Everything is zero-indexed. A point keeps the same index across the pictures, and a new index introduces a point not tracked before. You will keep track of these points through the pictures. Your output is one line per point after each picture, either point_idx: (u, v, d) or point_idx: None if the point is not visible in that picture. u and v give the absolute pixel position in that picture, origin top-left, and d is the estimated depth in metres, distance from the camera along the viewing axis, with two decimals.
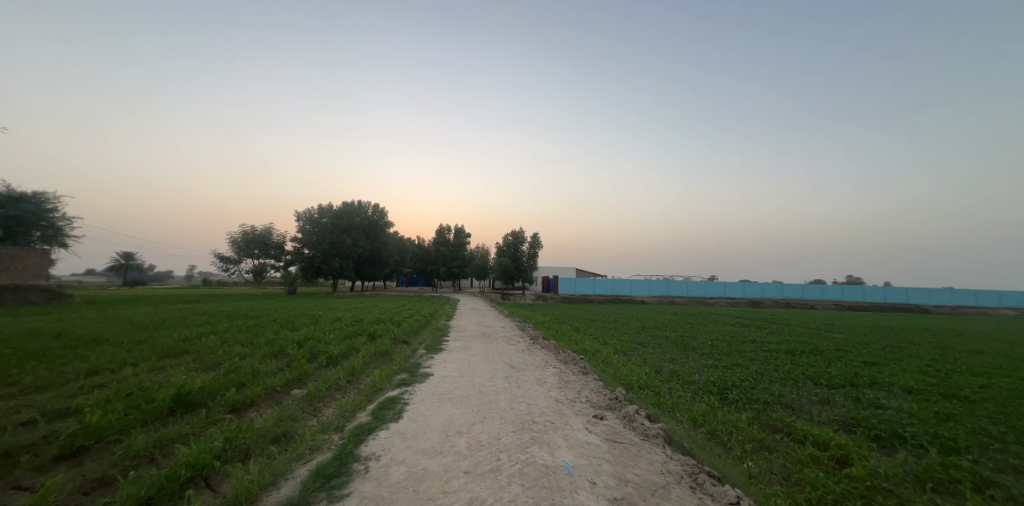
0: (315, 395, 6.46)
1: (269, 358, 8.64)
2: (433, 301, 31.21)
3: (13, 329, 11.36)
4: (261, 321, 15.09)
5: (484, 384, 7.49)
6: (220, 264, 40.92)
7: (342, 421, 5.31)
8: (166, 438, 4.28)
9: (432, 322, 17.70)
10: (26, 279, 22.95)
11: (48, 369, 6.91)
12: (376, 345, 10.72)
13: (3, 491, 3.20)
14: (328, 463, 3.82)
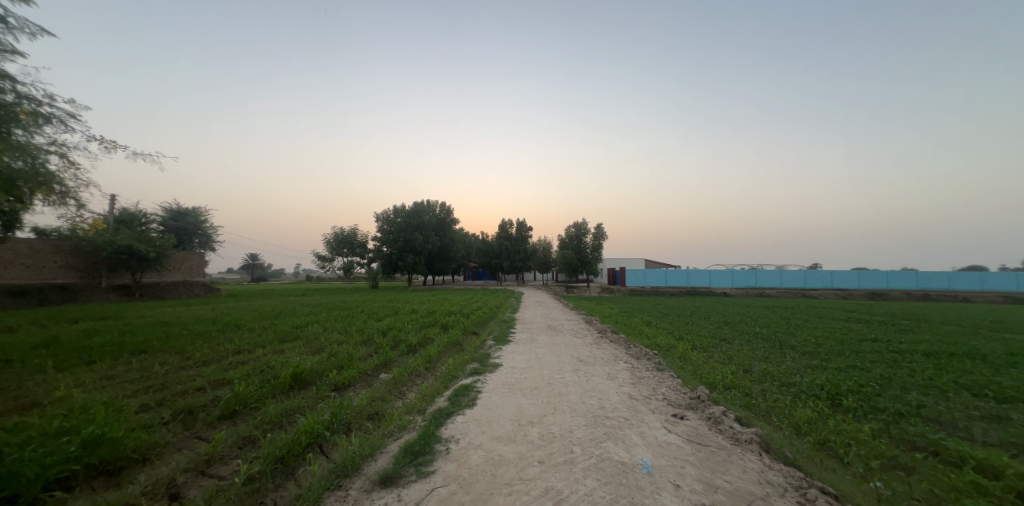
0: (400, 380, 7.15)
1: (360, 345, 9.79)
2: (498, 294, 32.14)
3: (185, 316, 14.60)
4: (353, 312, 17.10)
5: (553, 377, 7.53)
6: (318, 263, 47.03)
7: (423, 404, 5.80)
8: (290, 409, 5.13)
9: (498, 314, 18.20)
10: (200, 275, 29.39)
11: (209, 347, 8.77)
12: (450, 335, 11.46)
13: (189, 440, 4.17)
14: (414, 442, 4.20)
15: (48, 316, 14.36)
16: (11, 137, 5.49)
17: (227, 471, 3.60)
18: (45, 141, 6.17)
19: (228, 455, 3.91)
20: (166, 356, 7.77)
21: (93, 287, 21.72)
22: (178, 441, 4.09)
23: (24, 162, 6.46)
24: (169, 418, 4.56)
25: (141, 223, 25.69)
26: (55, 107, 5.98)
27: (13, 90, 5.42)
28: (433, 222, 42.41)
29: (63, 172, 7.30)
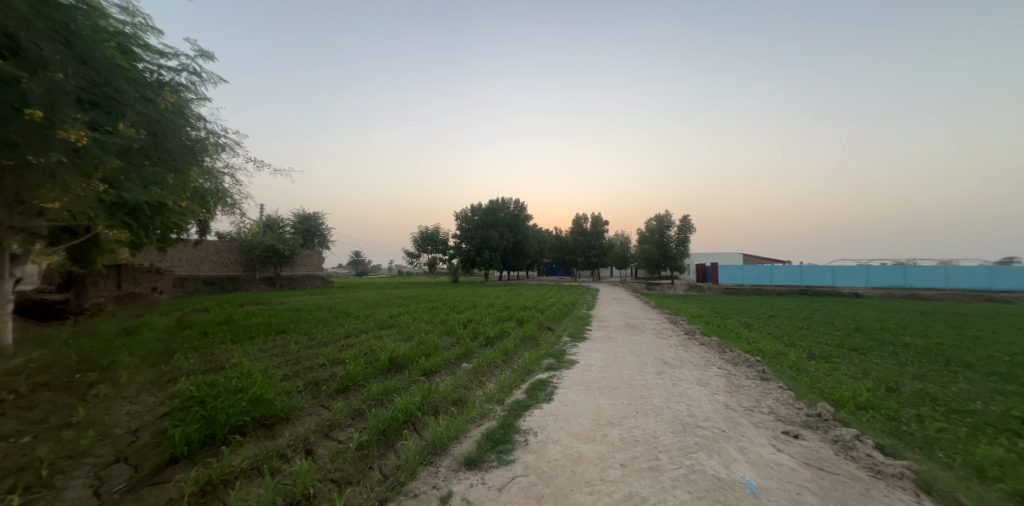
0: (480, 370, 7.50)
1: (444, 335, 10.55)
2: (573, 291, 31.64)
3: (310, 303, 17.55)
4: (437, 305, 18.54)
5: (633, 378, 7.14)
6: (407, 259, 51.85)
7: (502, 395, 6.00)
8: (390, 389, 5.76)
9: (573, 311, 17.89)
10: (320, 269, 34.85)
11: (326, 330, 10.36)
12: (526, 330, 11.66)
13: (316, 406, 4.98)
14: (495, 430, 4.38)
15: (221, 301, 18.55)
16: (203, 164, 7.14)
17: (344, 436, 4.21)
18: (223, 164, 7.93)
19: (344, 423, 4.55)
20: (297, 336, 9.40)
21: (249, 279, 27.35)
22: (309, 407, 4.92)
23: (213, 185, 8.43)
24: (302, 388, 5.52)
25: (278, 227, 31.40)
26: (228, 139, 7.55)
27: (205, 128, 6.93)
28: (507, 219, 43.39)
29: (233, 188, 9.29)
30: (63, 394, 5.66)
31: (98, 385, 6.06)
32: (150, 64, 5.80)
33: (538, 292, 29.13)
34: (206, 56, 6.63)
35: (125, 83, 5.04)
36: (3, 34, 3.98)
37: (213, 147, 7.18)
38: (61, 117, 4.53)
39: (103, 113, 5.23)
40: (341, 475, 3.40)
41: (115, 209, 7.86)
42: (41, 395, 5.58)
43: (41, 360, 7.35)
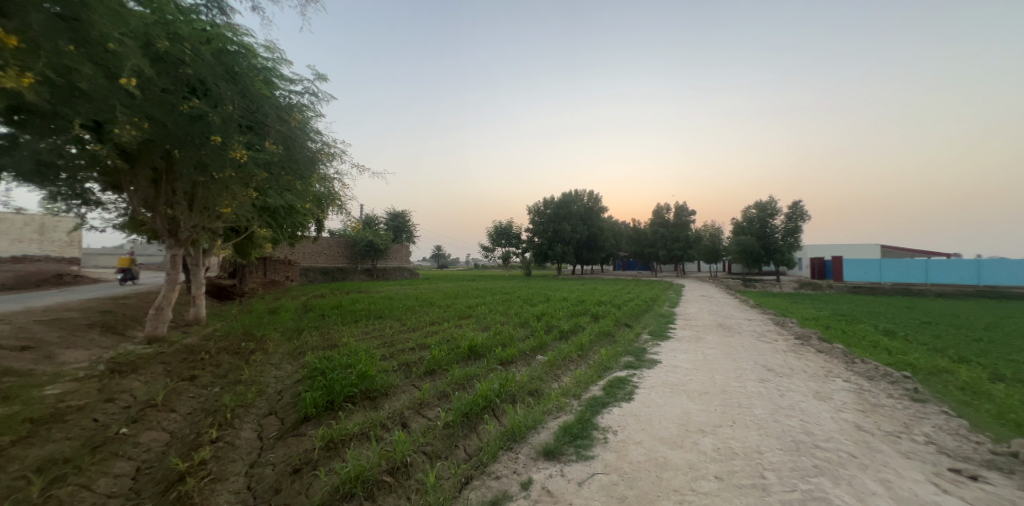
0: (555, 363, 7.47)
1: (519, 327, 10.74)
2: (653, 286, 29.59)
3: (401, 292, 19.45)
4: (512, 297, 19.01)
5: (726, 384, 6.41)
6: (483, 253, 54.12)
7: (579, 390, 5.89)
8: (471, 375, 6.05)
9: (654, 307, 16.72)
10: (408, 262, 38.38)
11: (414, 318, 11.36)
12: (601, 326, 11.25)
13: (409, 385, 5.52)
14: (572, 423, 4.33)
15: (333, 289, 21.69)
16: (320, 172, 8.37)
17: (433, 414, 4.58)
18: (334, 171, 9.26)
19: (432, 402, 4.93)
20: (391, 322, 10.50)
21: (352, 269, 31.50)
22: (403, 385, 5.47)
23: (328, 188, 9.79)
24: (397, 367, 6.19)
25: (374, 224, 35.36)
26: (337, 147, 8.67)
27: (321, 140, 8.05)
28: (581, 212, 42.23)
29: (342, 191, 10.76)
30: (234, 357, 7.25)
31: (255, 352, 7.63)
32: (285, 90, 6.87)
33: (614, 286, 27.92)
34: (319, 78, 7.73)
35: (270, 109, 6.07)
36: (197, 81, 5.12)
37: (328, 156, 8.41)
38: (231, 140, 5.74)
39: (255, 134, 6.46)
40: (431, 449, 3.71)
41: (263, 214, 9.78)
42: (220, 356, 7.23)
43: (221, 329, 9.58)
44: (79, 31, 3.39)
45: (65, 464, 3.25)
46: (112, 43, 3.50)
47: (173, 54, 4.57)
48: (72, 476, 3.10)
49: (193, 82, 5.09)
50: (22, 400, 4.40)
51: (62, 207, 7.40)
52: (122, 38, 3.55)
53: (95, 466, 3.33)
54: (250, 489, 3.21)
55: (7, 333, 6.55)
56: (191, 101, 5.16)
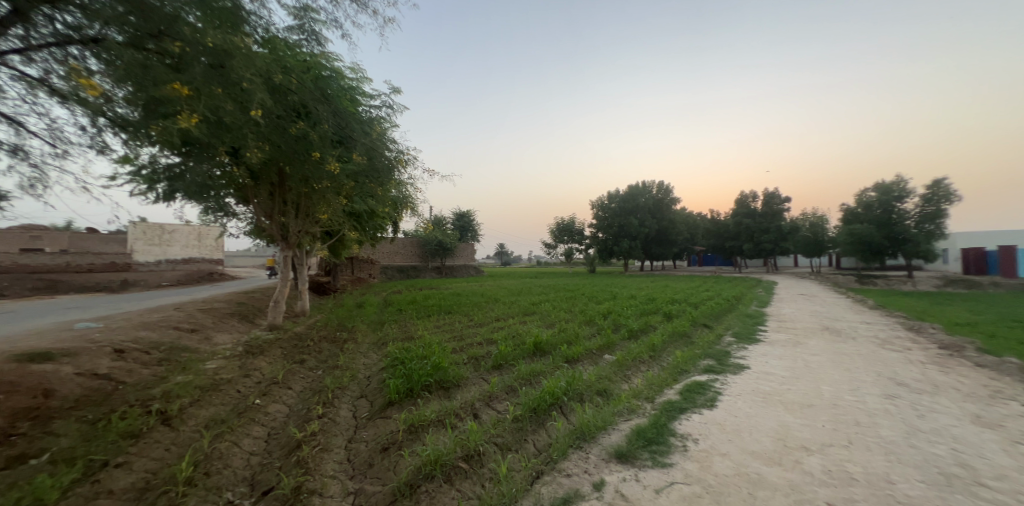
0: (624, 363, 7.01)
1: (585, 325, 10.46)
2: (737, 283, 26.62)
3: (469, 289, 20.23)
4: (577, 294, 18.56)
5: (836, 397, 5.43)
6: (545, 250, 53.93)
7: (652, 392, 5.47)
8: (538, 371, 5.94)
9: (739, 307, 14.96)
10: (474, 260, 39.88)
11: (481, 313, 11.72)
12: (675, 325, 10.30)
13: (479, 377, 5.69)
14: (647, 427, 4.04)
15: (409, 286, 23.38)
16: (396, 177, 9.05)
17: (501, 407, 4.65)
18: (409, 175, 9.94)
19: (501, 396, 5.00)
20: (460, 317, 10.95)
21: (424, 267, 33.67)
22: (473, 377, 5.66)
23: (404, 192, 10.56)
24: (467, 360, 6.43)
25: (442, 224, 37.32)
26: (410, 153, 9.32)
27: (397, 149, 8.75)
28: (649, 205, 39.63)
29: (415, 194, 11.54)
30: (331, 344, 8.20)
31: (348, 341, 8.54)
32: (366, 106, 7.55)
33: (689, 283, 25.71)
34: (394, 90, 8.34)
35: (359, 125, 6.64)
36: (302, 106, 5.75)
37: (403, 162, 9.06)
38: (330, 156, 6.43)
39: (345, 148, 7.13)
40: (502, 441, 3.73)
41: (352, 219, 10.91)
42: (321, 344, 8.23)
43: (321, 320, 10.91)
44: (224, 77, 4.03)
45: (221, 425, 3.97)
46: (245, 83, 4.05)
47: (286, 84, 5.18)
48: (227, 434, 3.78)
49: (299, 107, 5.71)
50: (191, 371, 5.51)
51: (212, 218, 9.08)
52: (253, 78, 4.08)
53: (240, 427, 3.99)
54: (349, 461, 3.56)
55: (179, 318, 8.26)
56: (298, 123, 5.85)
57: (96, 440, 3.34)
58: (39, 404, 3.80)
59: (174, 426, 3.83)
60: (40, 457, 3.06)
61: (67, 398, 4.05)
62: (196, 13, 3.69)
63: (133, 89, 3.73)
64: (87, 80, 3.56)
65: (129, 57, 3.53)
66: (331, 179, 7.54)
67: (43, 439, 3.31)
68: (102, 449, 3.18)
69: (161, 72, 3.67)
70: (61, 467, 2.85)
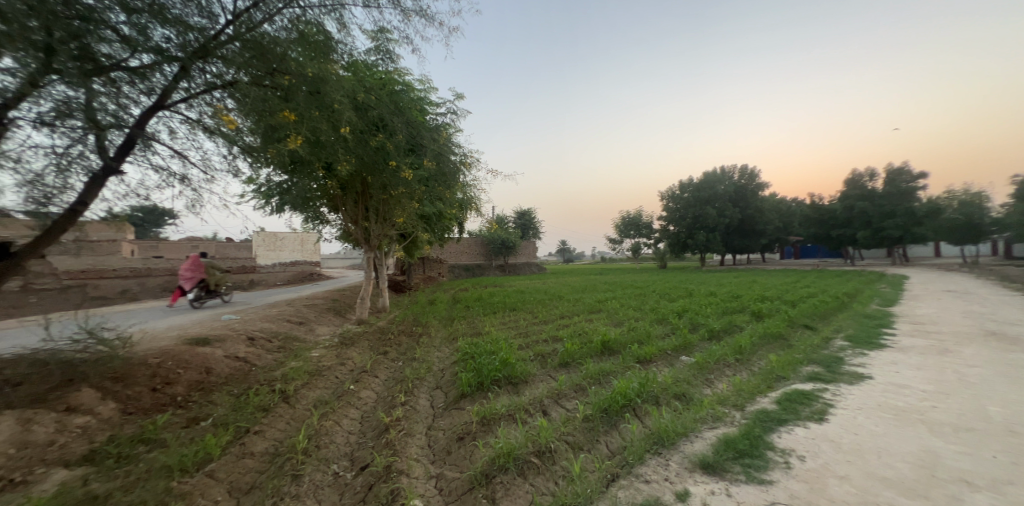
0: (704, 365, 5.88)
1: (657, 324, 9.69)
2: (847, 278, 22.50)
3: (533, 287, 20.23)
4: (646, 291, 17.26)
5: (1007, 422, 4.23)
6: (611, 246, 51.67)
7: (741, 399, 4.27)
8: (606, 370, 5.51)
9: (851, 306, 12.63)
10: (536, 258, 39.91)
11: (546, 311, 11.61)
12: (768, 326, 8.63)
13: (546, 375, 5.60)
14: (736, 437, 3.15)
15: (475, 283, 24.23)
16: (462, 179, 9.41)
17: (571, 405, 4.48)
18: (472, 177, 10.29)
19: (569, 394, 4.79)
20: (524, 314, 10.93)
21: (488, 265, 34.59)
22: (540, 374, 5.60)
23: (468, 194, 10.98)
24: (533, 357, 6.42)
25: (505, 223, 37.97)
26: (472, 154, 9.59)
27: (461, 151, 9.12)
28: (729, 192, 35.59)
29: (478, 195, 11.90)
30: (409, 338, 8.82)
31: (423, 335, 9.11)
32: (433, 114, 8.07)
33: (783, 279, 22.50)
34: (457, 97, 8.76)
35: (427, 132, 7.02)
36: (381, 120, 6.24)
37: (467, 165, 9.39)
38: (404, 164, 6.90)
39: (417, 156, 7.59)
40: (572, 440, 3.56)
41: (424, 221, 11.62)
42: (401, 337, 8.92)
43: (399, 315, 11.81)
44: (320, 101, 4.52)
45: (326, 405, 4.51)
46: (337, 104, 4.55)
47: (366, 102, 5.68)
48: (331, 413, 4.29)
49: (377, 121, 6.19)
50: (301, 357, 6.38)
51: (312, 226, 10.41)
52: (342, 98, 4.59)
53: (341, 409, 4.49)
54: (431, 447, 3.76)
55: (291, 312, 9.64)
56: (378, 136, 6.33)
57: (241, 410, 4.04)
58: (203, 378, 4.72)
59: (292, 403, 4.44)
60: (206, 421, 3.79)
61: (220, 374, 4.97)
62: (298, 50, 4.27)
63: (256, 119, 4.21)
64: (226, 117, 4.03)
65: (254, 94, 4.00)
66: (405, 185, 8.07)
67: (206, 407, 4.09)
68: (245, 418, 3.84)
69: (276, 102, 4.18)
70: (220, 431, 3.51)
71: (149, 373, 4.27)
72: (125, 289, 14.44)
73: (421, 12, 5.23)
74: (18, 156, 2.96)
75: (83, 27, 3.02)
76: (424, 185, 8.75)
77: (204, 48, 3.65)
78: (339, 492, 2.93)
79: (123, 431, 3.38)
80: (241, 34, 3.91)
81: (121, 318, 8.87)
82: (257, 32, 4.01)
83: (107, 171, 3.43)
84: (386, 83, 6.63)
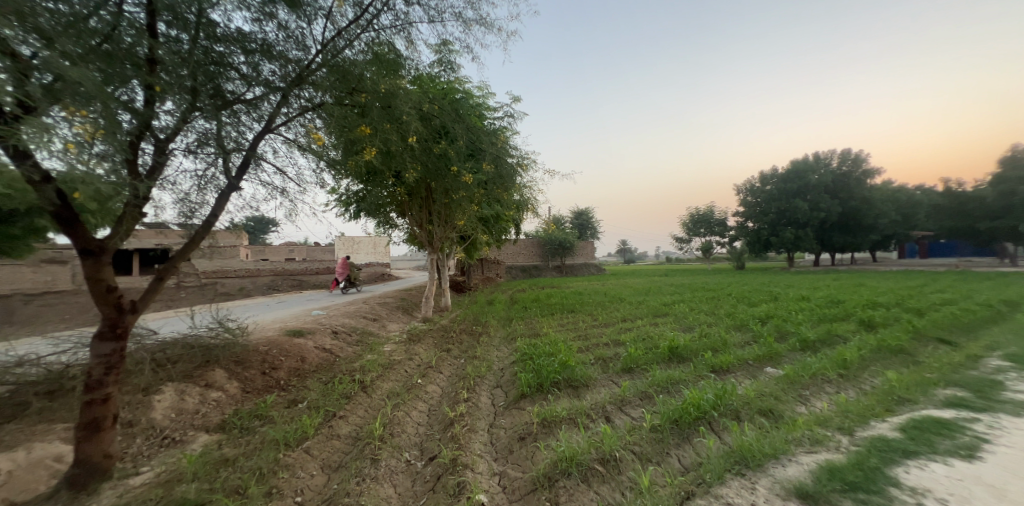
0: (795, 379, 5.21)
1: (734, 330, 8.82)
2: (993, 282, 18.23)
3: (593, 288, 19.69)
4: (719, 295, 15.80)
5: None
6: (677, 245, 48.23)
7: (846, 421, 3.72)
8: (675, 379, 5.15)
9: (999, 315, 10.23)
10: (595, 259, 38.81)
11: (608, 313, 11.23)
12: (879, 338, 7.34)
13: (608, 380, 5.41)
14: (843, 466, 2.74)
15: (533, 284, 24.33)
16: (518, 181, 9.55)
17: (636, 414, 4.28)
18: (528, 179, 10.40)
19: (634, 402, 4.58)
20: (584, 316, 10.73)
21: (546, 266, 34.51)
22: (602, 378, 5.43)
23: (524, 196, 11.12)
24: (593, 360, 6.26)
25: (562, 224, 37.53)
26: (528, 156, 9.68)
27: (517, 154, 9.26)
28: (825, 182, 31.01)
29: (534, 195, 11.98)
30: (469, 337, 9.16)
31: (483, 334, 9.40)
32: (491, 119, 8.29)
33: (898, 282, 18.97)
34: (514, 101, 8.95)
35: (485, 137, 7.26)
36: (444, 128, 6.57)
37: (523, 167, 9.52)
38: None
39: (476, 160, 7.86)
40: (640, 450, 3.40)
41: (483, 223, 11.97)
42: (463, 335, 9.31)
43: (460, 314, 12.32)
44: (391, 114, 4.92)
45: (398, 396, 4.88)
46: (405, 116, 4.92)
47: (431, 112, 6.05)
48: (402, 404, 4.64)
49: (440, 130, 6.52)
50: (375, 351, 6.97)
51: (382, 230, 11.32)
52: (410, 110, 4.97)
53: (410, 401, 4.82)
54: (493, 444, 3.86)
55: (366, 309, 10.61)
56: (441, 143, 6.69)
57: (329, 396, 4.55)
58: (299, 366, 5.40)
59: (369, 393, 4.88)
60: (302, 404, 4.34)
61: (312, 363, 5.65)
62: (373, 69, 4.69)
63: (339, 136, 4.69)
64: (316, 136, 4.51)
65: (338, 113, 4.45)
66: (465, 189, 8.39)
67: (303, 391, 4.68)
68: (332, 403, 4.31)
69: (355, 119, 4.64)
70: (313, 413, 3.99)
71: (260, 359, 5.02)
72: (241, 286, 17.12)
73: (480, 21, 5.41)
74: (174, 180, 3.67)
75: (216, 70, 3.68)
76: (483, 188, 9.04)
77: (300, 76, 4.13)
78: (411, 479, 3.16)
79: (243, 406, 4.03)
80: (327, 60, 4.37)
81: (239, 311, 10.58)
82: (340, 57, 4.45)
83: (231, 188, 4.08)
84: (447, 92, 6.97)
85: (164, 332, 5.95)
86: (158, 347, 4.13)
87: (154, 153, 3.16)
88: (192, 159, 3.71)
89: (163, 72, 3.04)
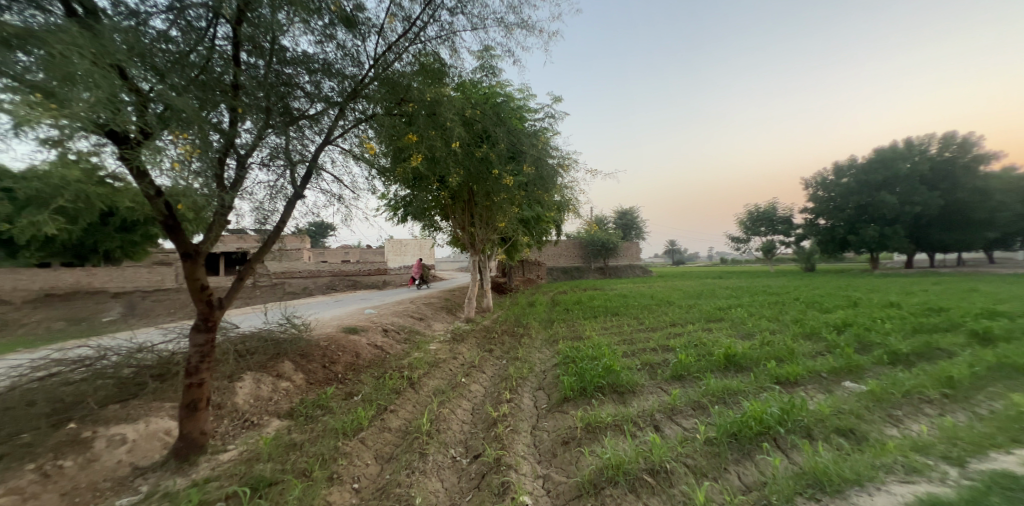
0: (883, 397, 4.61)
1: (802, 339, 8.01)
2: None
3: (638, 291, 18.97)
4: (782, 299, 14.46)
5: None
6: (733, 245, 44.86)
7: (952, 450, 3.22)
8: (733, 389, 4.80)
9: None
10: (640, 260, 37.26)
11: (657, 317, 10.74)
12: (991, 353, 6.25)
13: (656, 387, 5.17)
14: (951, 498, 2.34)
15: (575, 286, 23.94)
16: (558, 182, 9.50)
17: (688, 424, 4.04)
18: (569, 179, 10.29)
19: (686, 412, 4.33)
20: (630, 320, 10.37)
21: (588, 268, 33.83)
22: (649, 385, 5.21)
23: (564, 196, 11.03)
24: (641, 366, 6.04)
25: (605, 224, 36.47)
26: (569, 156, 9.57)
27: (559, 154, 9.19)
28: (920, 171, 26.88)
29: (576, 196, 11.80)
30: (511, 338, 9.25)
31: (525, 335, 9.44)
32: (532, 121, 8.31)
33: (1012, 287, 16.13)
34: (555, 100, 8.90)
35: (525, 139, 7.31)
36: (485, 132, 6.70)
37: (564, 167, 9.44)
38: None
39: (516, 162, 7.92)
40: (694, 463, 3.22)
41: (524, 225, 12.00)
42: (505, 336, 9.41)
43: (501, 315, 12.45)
44: (436, 121, 5.11)
45: (444, 394, 5.05)
46: (449, 122, 5.09)
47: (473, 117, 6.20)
48: (447, 401, 4.80)
49: (482, 133, 6.64)
50: (422, 349, 7.28)
51: (427, 232, 11.75)
52: (453, 116, 5.14)
53: (455, 399, 4.97)
54: (537, 446, 3.86)
55: (414, 309, 11.12)
56: (482, 147, 6.82)
57: (380, 390, 4.83)
58: (354, 360, 5.80)
59: (417, 389, 5.10)
60: (358, 396, 4.64)
61: (365, 358, 6.03)
62: (419, 79, 4.90)
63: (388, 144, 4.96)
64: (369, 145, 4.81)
65: (388, 122, 4.71)
66: (507, 191, 8.46)
67: (358, 385, 5.01)
68: (383, 397, 4.57)
69: (403, 127, 4.87)
70: (367, 406, 4.26)
71: (321, 352, 5.46)
72: (304, 286, 18.66)
73: (521, 24, 5.44)
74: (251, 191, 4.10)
75: (285, 90, 4.05)
76: (523, 190, 9.08)
77: (354, 90, 4.43)
78: (457, 475, 3.26)
79: (307, 396, 4.40)
80: (378, 74, 4.64)
81: (303, 309, 11.56)
82: (390, 71, 4.71)
83: (297, 196, 4.46)
84: (489, 96, 7.09)
85: (243, 326, 6.70)
86: (239, 339, 4.65)
87: (237, 167, 3.57)
88: (266, 171, 4.12)
89: (245, 96, 3.42)
